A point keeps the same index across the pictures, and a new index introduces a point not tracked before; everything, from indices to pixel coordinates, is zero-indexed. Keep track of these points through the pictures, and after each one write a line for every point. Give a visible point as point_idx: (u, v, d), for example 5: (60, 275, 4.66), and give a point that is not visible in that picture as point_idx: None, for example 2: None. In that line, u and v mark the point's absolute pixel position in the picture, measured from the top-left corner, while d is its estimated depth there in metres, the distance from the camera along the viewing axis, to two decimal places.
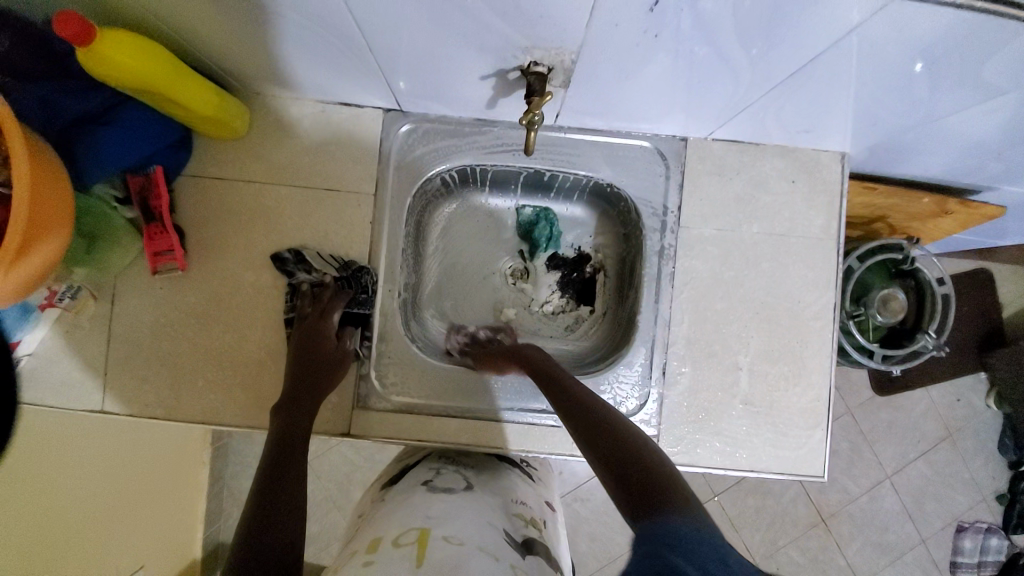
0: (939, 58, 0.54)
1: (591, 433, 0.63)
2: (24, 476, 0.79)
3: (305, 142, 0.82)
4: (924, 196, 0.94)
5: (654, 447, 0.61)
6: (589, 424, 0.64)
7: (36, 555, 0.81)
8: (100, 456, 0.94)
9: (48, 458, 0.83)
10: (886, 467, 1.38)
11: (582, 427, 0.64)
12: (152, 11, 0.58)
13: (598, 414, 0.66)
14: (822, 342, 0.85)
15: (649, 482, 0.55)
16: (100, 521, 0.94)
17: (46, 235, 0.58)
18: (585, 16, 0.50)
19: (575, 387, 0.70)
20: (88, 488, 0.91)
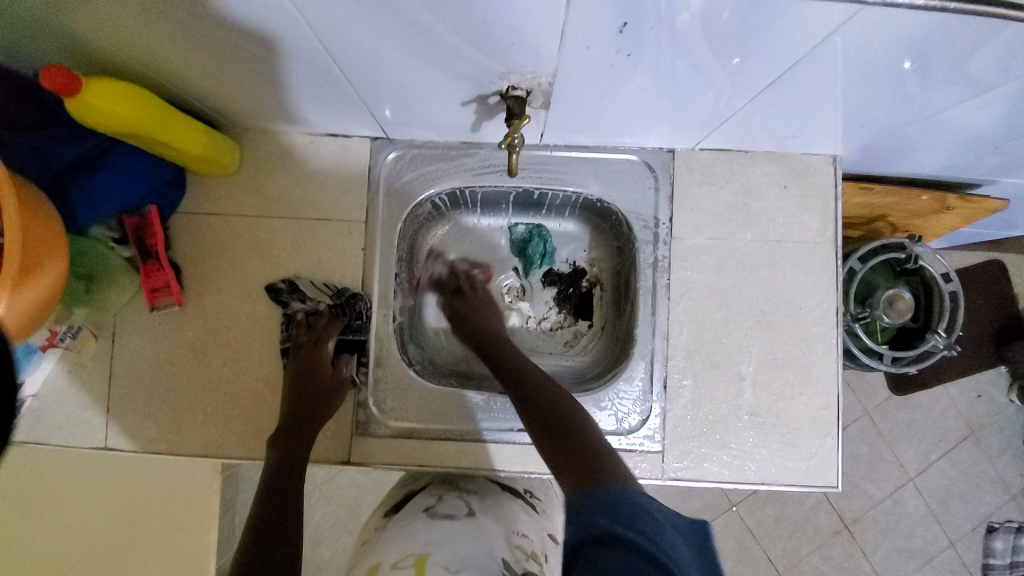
0: (927, 53, 0.53)
1: (547, 429, 0.71)
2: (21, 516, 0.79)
3: (295, 174, 0.83)
4: (922, 194, 0.92)
5: (599, 437, 0.70)
6: (546, 420, 0.72)
7: None
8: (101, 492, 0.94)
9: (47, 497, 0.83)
10: (907, 468, 1.34)
11: (541, 424, 0.72)
12: (134, 57, 0.60)
13: (553, 409, 0.73)
14: (826, 348, 0.83)
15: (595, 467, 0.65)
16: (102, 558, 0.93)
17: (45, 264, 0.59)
18: (556, 42, 0.51)
19: (537, 382, 0.77)
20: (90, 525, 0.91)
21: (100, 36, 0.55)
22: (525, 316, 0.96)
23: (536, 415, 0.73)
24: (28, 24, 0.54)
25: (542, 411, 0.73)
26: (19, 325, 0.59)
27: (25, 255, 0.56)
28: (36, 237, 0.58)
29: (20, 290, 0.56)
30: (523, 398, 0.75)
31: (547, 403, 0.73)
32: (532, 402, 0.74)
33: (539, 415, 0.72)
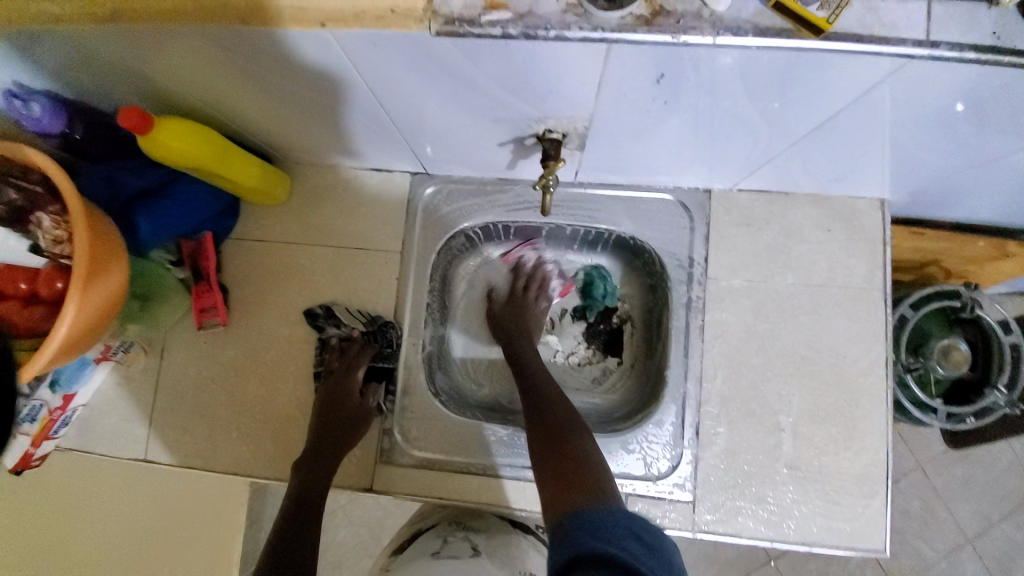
0: (982, 104, 0.51)
1: (541, 439, 0.71)
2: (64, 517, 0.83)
3: (338, 205, 0.87)
4: (979, 239, 0.87)
5: (597, 453, 0.68)
6: (545, 428, 0.72)
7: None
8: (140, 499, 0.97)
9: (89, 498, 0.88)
10: (968, 531, 1.23)
11: (539, 432, 0.72)
12: (198, 96, 0.65)
13: (554, 420, 0.73)
14: (875, 401, 0.78)
15: (577, 485, 0.63)
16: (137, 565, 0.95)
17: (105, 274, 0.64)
18: (593, 90, 0.52)
19: (548, 393, 0.76)
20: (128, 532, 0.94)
21: (173, 80, 0.61)
22: (553, 349, 0.95)
23: (535, 422, 0.73)
24: (113, 71, 0.60)
25: (543, 420, 0.73)
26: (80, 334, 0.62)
27: (92, 261, 0.61)
28: (100, 256, 0.62)
29: (87, 292, 0.60)
30: (528, 405, 0.76)
31: (548, 413, 0.74)
32: (535, 409, 0.75)
33: (538, 423, 0.73)
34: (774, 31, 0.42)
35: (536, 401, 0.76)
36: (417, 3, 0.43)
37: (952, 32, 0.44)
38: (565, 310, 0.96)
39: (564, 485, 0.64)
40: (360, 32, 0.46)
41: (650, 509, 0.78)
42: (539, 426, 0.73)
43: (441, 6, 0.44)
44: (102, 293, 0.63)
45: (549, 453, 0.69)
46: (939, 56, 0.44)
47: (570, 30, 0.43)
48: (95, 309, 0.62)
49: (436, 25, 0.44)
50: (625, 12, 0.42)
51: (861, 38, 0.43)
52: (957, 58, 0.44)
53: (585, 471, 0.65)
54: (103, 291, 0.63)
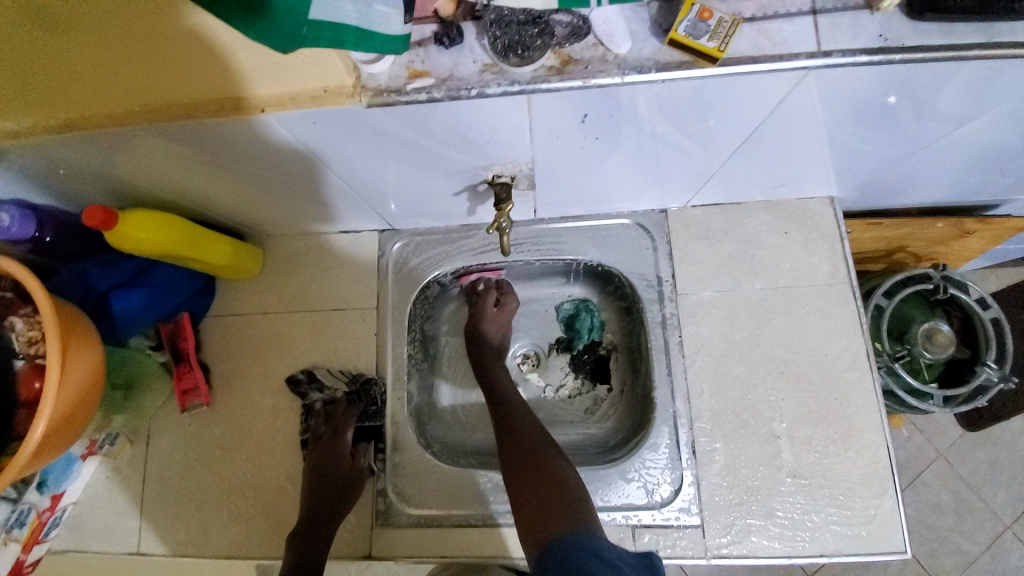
0: (907, 91, 0.53)
1: (510, 460, 0.74)
2: None
3: (311, 269, 0.89)
4: (936, 222, 0.90)
5: (574, 474, 0.71)
6: (521, 456, 0.73)
7: None
8: None
9: None
10: (1004, 516, 1.19)
11: (512, 462, 0.73)
12: (160, 187, 0.68)
13: (525, 445, 0.74)
14: (865, 395, 0.78)
15: (557, 512, 0.66)
16: None
17: (79, 363, 0.64)
18: (527, 137, 0.56)
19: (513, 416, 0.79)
20: None
21: (140, 176, 0.64)
22: (540, 386, 0.95)
23: (510, 452, 0.74)
24: (86, 175, 0.63)
25: (517, 448, 0.74)
26: (56, 427, 0.61)
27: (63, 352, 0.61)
28: (71, 345, 0.63)
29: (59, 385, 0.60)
30: (501, 434, 0.78)
31: (521, 439, 0.75)
32: (507, 437, 0.76)
33: (512, 452, 0.74)
34: (675, 64, 0.46)
35: (507, 429, 0.77)
36: (348, 80, 0.47)
37: (842, 40, 0.47)
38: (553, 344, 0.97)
39: (543, 512, 0.67)
40: (300, 113, 0.49)
41: (659, 539, 0.76)
42: (513, 455, 0.74)
43: (369, 80, 0.48)
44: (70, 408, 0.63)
45: (525, 479, 0.70)
46: (834, 63, 0.47)
47: (490, 87, 0.46)
48: (63, 422, 0.62)
49: (367, 98, 0.47)
50: (538, 65, 0.46)
51: (756, 57, 0.47)
52: (852, 62, 0.47)
53: (562, 494, 0.68)
54: (71, 403, 0.63)
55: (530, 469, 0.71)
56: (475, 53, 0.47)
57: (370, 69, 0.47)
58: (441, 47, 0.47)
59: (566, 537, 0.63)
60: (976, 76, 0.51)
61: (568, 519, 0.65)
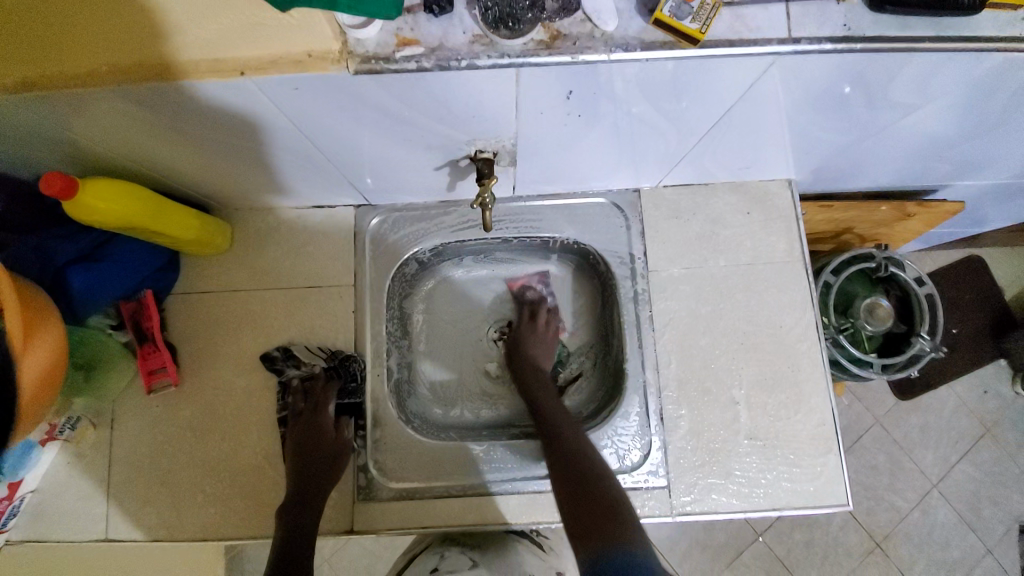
0: (858, 79, 0.58)
1: (566, 479, 0.74)
2: None
3: (284, 245, 0.87)
4: (881, 205, 0.97)
5: (616, 487, 0.74)
6: (574, 473, 0.74)
7: None
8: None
9: None
10: (929, 474, 1.33)
11: (566, 483, 0.74)
12: (124, 153, 0.64)
13: (581, 468, 0.75)
14: (815, 363, 0.85)
15: (608, 528, 0.69)
16: None
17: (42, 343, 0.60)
18: (513, 111, 0.56)
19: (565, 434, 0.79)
20: None
21: (97, 142, 0.60)
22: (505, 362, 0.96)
23: (564, 472, 0.75)
24: (31, 139, 0.58)
25: (571, 467, 0.75)
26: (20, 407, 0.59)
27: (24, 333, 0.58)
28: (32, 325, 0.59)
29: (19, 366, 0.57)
30: (553, 450, 0.77)
31: (574, 456, 0.76)
32: (561, 454, 0.76)
33: (564, 471, 0.75)
34: (659, 44, 0.48)
35: (561, 447, 0.77)
36: (334, 46, 0.47)
37: (811, 27, 0.51)
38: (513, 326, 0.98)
39: (595, 530, 0.69)
40: (282, 78, 0.48)
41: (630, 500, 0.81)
42: (567, 473, 0.74)
43: (357, 47, 0.47)
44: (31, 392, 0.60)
45: (580, 497, 0.72)
46: (803, 50, 0.50)
47: (480, 59, 0.47)
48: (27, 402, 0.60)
49: (354, 64, 0.47)
50: (527, 38, 0.47)
51: (734, 42, 0.49)
52: (818, 49, 0.50)
53: (611, 510, 0.71)
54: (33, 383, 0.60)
55: (586, 487, 0.73)
56: (464, 23, 0.47)
57: (359, 34, 0.46)
58: (431, 16, 0.47)
59: (617, 555, 0.66)
60: (925, 68, 0.56)
61: (618, 537, 0.68)
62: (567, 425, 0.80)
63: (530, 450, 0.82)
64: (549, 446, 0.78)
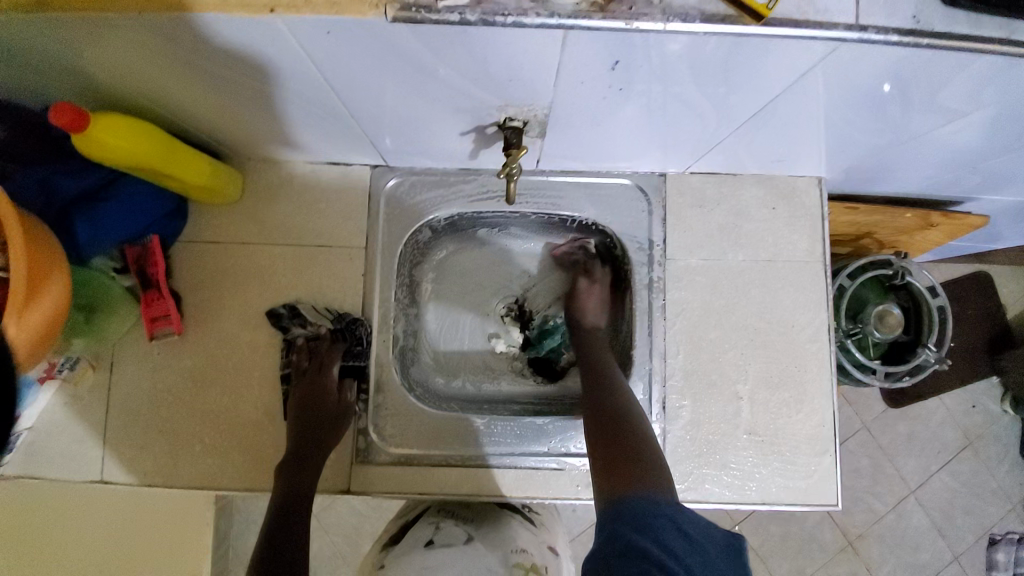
0: (906, 79, 0.55)
1: (599, 420, 0.75)
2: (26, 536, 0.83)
3: (296, 200, 0.84)
4: (907, 212, 0.95)
5: (652, 441, 0.72)
6: (610, 415, 0.75)
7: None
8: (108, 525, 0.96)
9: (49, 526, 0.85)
10: (910, 481, 1.36)
11: (598, 423, 0.75)
12: (138, 91, 0.61)
13: (619, 410, 0.75)
14: (821, 365, 0.84)
15: (636, 473, 0.68)
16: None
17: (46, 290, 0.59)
18: (551, 77, 0.53)
19: (605, 376, 0.80)
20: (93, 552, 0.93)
21: (109, 74, 0.57)
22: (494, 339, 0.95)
23: (596, 416, 0.75)
24: (34, 64, 0.55)
25: (607, 409, 0.76)
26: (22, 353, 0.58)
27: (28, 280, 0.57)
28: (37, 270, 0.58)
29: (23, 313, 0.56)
30: (591, 389, 0.79)
31: (611, 399, 0.76)
32: (598, 396, 0.77)
33: (601, 409, 0.76)
34: (720, 18, 0.45)
35: (599, 389, 0.78)
36: None
37: (879, 15, 0.48)
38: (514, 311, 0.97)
39: (624, 474, 0.68)
40: (315, 19, 0.45)
41: None
42: (602, 413, 0.75)
43: None
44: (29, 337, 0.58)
45: (612, 438, 0.72)
46: (868, 39, 0.47)
47: (528, 16, 0.44)
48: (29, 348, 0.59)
49: (393, 10, 0.44)
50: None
51: (798, 22, 0.46)
52: (884, 40, 0.48)
53: (643, 459, 0.69)
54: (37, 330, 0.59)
55: (620, 432, 0.73)
56: None
57: None
58: None
59: (640, 499, 0.64)
60: (986, 73, 0.53)
61: (646, 485, 0.66)
62: (607, 372, 0.81)
63: (530, 427, 0.82)
64: (588, 386, 0.79)
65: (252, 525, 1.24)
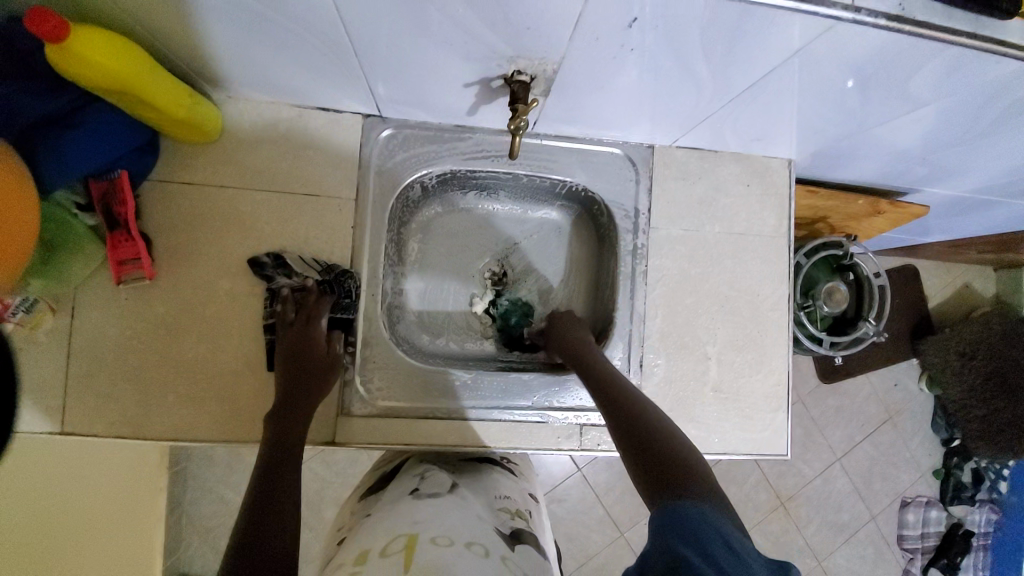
0: (876, 69, 0.61)
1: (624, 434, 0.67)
2: (25, 493, 0.78)
3: (281, 146, 0.81)
4: (859, 198, 1.04)
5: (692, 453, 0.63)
6: (631, 428, 0.67)
7: (30, 550, 0.80)
8: (69, 480, 0.90)
9: (32, 483, 0.80)
10: (836, 449, 1.52)
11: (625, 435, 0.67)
12: (121, 8, 0.55)
13: (638, 421, 0.68)
14: (780, 332, 0.92)
15: (682, 481, 0.58)
16: (66, 534, 0.89)
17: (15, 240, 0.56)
18: (570, 29, 0.54)
19: (614, 388, 0.73)
20: (63, 505, 0.88)
21: None
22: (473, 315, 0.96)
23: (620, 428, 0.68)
24: None
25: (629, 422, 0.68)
26: None
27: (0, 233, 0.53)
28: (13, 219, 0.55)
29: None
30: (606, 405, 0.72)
31: (629, 412, 0.69)
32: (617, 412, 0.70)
33: (622, 424, 0.68)
34: None
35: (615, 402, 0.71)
36: None
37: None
38: (494, 289, 0.98)
39: (669, 481, 0.58)
40: None
41: (602, 435, 0.86)
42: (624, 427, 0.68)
43: None
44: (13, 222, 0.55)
45: (646, 449, 0.64)
46: (860, 20, 0.52)
47: None
48: None
49: None
50: None
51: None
52: (872, 22, 0.52)
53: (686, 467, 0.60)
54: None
55: (653, 441, 0.64)
56: None
57: None
58: None
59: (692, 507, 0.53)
60: (948, 65, 0.59)
61: (697, 494, 0.56)
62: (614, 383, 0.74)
63: (514, 383, 0.85)
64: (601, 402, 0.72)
65: (208, 492, 1.20)
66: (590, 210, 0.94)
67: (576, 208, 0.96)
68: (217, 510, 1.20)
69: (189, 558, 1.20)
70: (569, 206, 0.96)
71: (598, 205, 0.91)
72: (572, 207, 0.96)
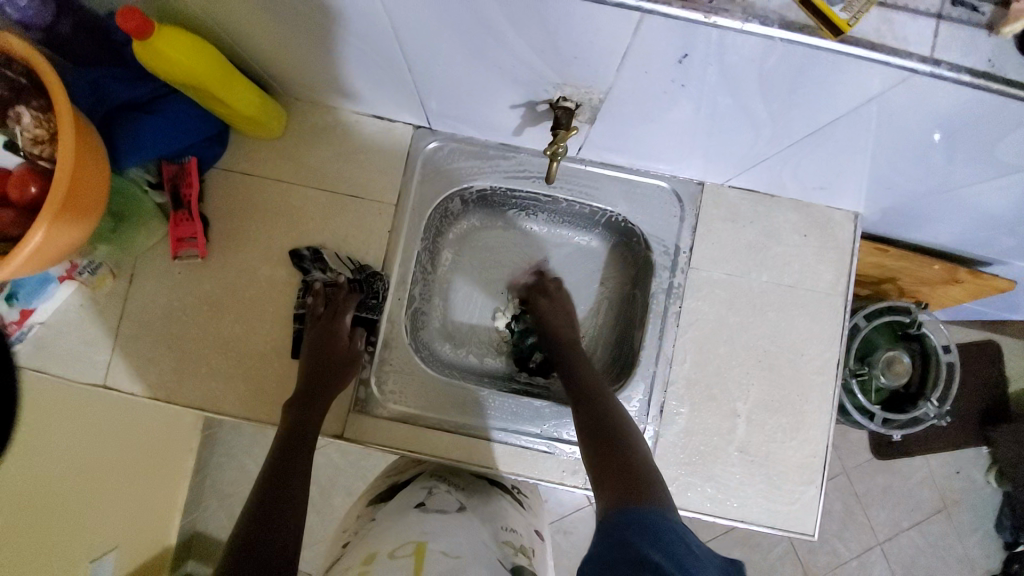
0: (960, 127, 0.55)
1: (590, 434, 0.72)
2: (49, 434, 0.85)
3: (335, 147, 0.85)
4: (934, 263, 0.94)
5: (647, 458, 0.68)
6: (594, 424, 0.73)
7: (53, 489, 0.86)
8: (106, 431, 0.97)
9: (57, 427, 0.86)
10: (880, 533, 1.36)
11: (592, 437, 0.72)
12: (202, 12, 0.61)
13: (600, 417, 0.74)
14: (821, 398, 0.84)
15: (626, 486, 0.64)
16: (99, 480, 0.96)
17: (85, 200, 0.61)
18: (618, 60, 0.53)
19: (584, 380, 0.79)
20: (99, 452, 0.95)
21: None
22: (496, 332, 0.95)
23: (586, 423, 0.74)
24: None
25: (592, 419, 0.74)
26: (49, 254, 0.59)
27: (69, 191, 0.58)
28: (83, 178, 0.60)
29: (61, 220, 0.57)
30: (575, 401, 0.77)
31: (595, 412, 0.74)
32: (583, 408, 0.76)
33: (588, 423, 0.74)
34: (798, 27, 0.45)
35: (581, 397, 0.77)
36: None
37: (954, 53, 0.46)
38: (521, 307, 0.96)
39: (615, 486, 0.64)
40: None
41: None
42: (589, 422, 0.74)
43: None
44: (84, 182, 0.60)
45: (606, 453, 0.69)
46: (939, 74, 0.47)
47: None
48: (53, 246, 0.59)
49: None
50: None
51: (873, 45, 0.46)
52: (953, 78, 0.47)
53: (637, 469, 0.66)
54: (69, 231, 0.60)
55: (615, 446, 0.70)
56: None
57: None
58: None
59: (642, 511, 0.59)
60: None
61: (642, 497, 0.62)
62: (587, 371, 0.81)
63: (527, 407, 0.84)
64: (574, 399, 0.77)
65: (232, 459, 1.26)
66: (630, 238, 0.90)
67: (616, 237, 0.93)
68: (236, 480, 1.26)
69: (205, 520, 1.25)
70: (606, 232, 0.93)
71: (637, 236, 0.89)
72: (615, 236, 0.93)
